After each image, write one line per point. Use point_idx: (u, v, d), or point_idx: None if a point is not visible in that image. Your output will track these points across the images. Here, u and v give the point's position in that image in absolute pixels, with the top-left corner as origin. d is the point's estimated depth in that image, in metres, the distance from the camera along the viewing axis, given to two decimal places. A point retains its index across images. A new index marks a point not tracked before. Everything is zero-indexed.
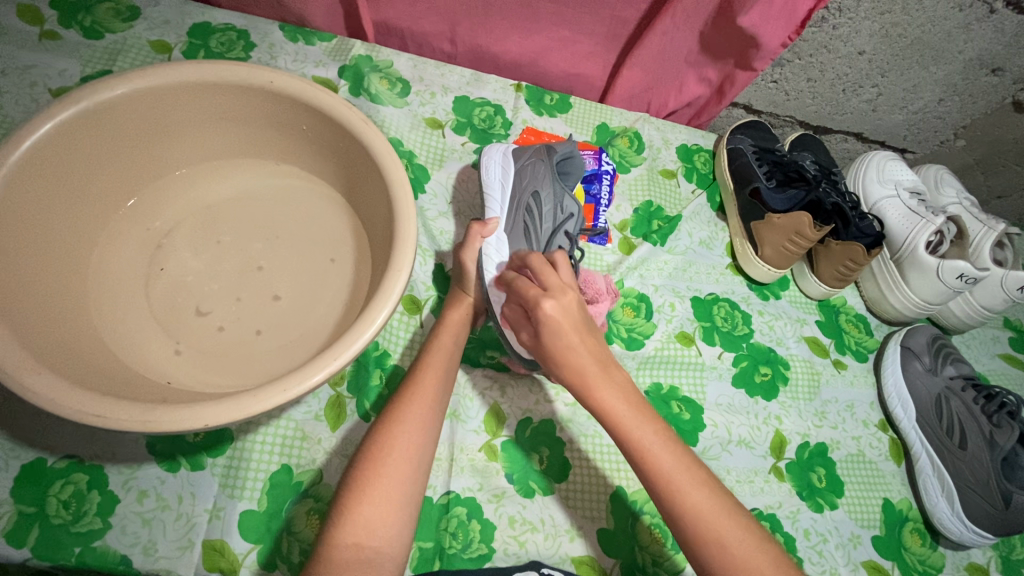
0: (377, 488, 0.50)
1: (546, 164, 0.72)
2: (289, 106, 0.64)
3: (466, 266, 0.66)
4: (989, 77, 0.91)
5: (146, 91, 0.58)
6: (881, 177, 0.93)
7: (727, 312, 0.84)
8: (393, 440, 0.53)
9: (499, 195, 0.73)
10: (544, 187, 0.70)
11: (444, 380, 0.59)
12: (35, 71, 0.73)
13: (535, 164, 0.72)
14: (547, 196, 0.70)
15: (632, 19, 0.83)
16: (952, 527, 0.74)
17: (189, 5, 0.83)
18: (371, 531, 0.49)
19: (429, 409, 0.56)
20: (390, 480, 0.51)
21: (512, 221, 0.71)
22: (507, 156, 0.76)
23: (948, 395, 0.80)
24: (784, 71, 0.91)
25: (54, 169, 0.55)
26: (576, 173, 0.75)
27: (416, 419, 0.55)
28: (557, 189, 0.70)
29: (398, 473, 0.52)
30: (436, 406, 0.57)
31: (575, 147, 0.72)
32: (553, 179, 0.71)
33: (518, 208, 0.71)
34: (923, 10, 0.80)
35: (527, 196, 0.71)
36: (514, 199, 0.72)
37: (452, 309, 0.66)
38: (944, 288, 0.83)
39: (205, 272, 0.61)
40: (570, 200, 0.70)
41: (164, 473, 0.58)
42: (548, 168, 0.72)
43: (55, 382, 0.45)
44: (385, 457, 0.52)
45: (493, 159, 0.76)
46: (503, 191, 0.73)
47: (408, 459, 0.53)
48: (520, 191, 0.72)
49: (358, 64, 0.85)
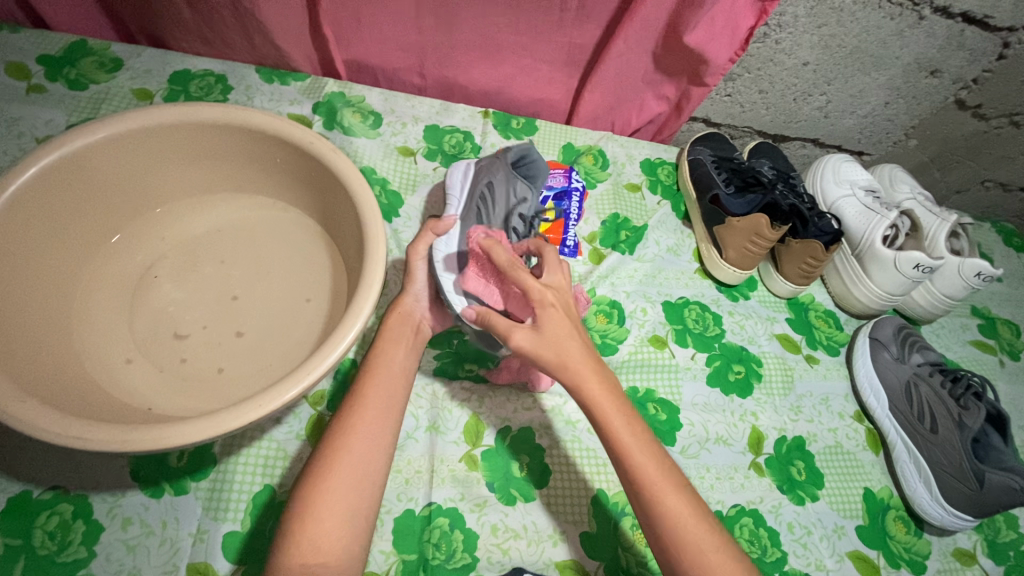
0: (324, 502, 0.49)
1: (501, 159, 0.72)
2: (262, 141, 0.67)
3: (415, 265, 0.65)
4: (930, 79, 0.96)
5: (126, 133, 0.62)
6: (838, 177, 0.97)
7: (698, 314, 0.87)
8: (342, 448, 0.52)
9: (454, 190, 0.71)
10: (498, 177, 0.71)
11: (399, 390, 0.58)
12: (23, 122, 0.77)
13: (491, 163, 0.73)
14: (502, 184, 0.70)
15: (588, 45, 0.88)
16: (933, 512, 0.76)
17: (170, 54, 0.88)
18: (319, 545, 0.48)
19: (385, 418, 0.55)
20: (343, 490, 0.50)
21: (467, 212, 0.69)
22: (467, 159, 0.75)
23: (916, 381, 0.82)
24: (736, 85, 0.96)
25: (39, 210, 0.58)
26: (539, 174, 0.74)
27: (368, 428, 0.54)
28: (511, 177, 0.71)
29: (350, 482, 0.51)
30: (400, 407, 0.57)
31: (530, 145, 0.74)
32: (508, 169, 0.72)
33: (473, 196, 0.70)
34: (857, 21, 0.85)
35: (482, 185, 0.71)
36: (469, 194, 0.71)
37: (394, 316, 0.64)
38: (903, 279, 0.86)
39: (186, 301, 0.64)
40: (523, 188, 0.71)
41: (148, 499, 0.59)
42: (503, 161, 0.72)
43: (38, 409, 0.47)
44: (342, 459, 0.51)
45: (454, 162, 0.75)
46: (460, 191, 0.71)
47: (362, 472, 0.52)
48: (474, 183, 0.71)
49: (331, 100, 0.90)
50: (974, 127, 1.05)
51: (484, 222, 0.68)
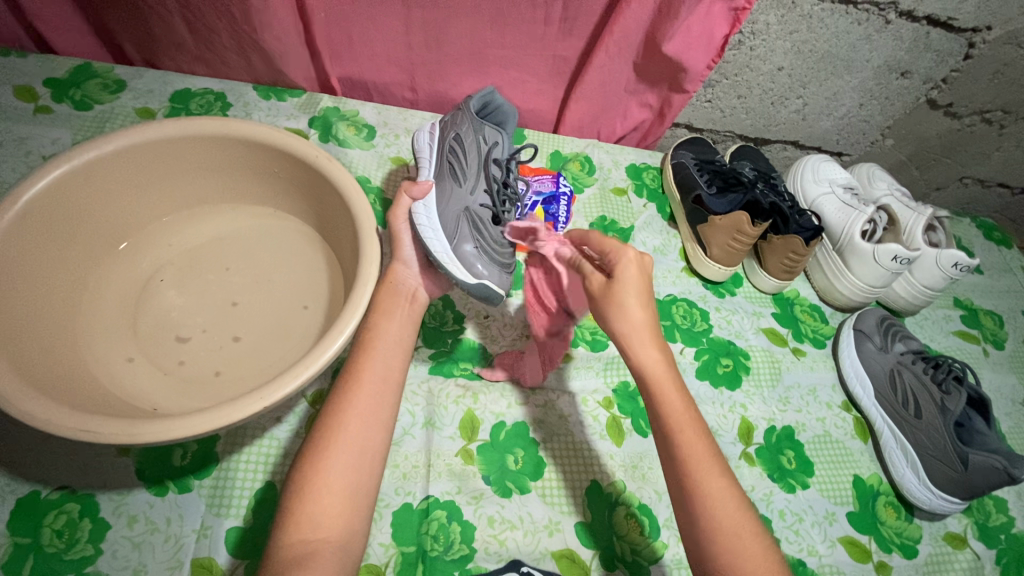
0: (330, 489, 0.51)
1: (462, 109, 0.73)
2: (261, 152, 0.71)
3: (398, 228, 0.67)
4: (901, 80, 1.00)
5: (131, 147, 0.65)
6: (817, 177, 1.00)
7: (686, 310, 0.89)
8: (343, 432, 0.53)
9: (427, 155, 0.74)
10: (462, 127, 0.71)
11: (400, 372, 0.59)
12: (30, 141, 0.81)
13: (455, 115, 0.74)
14: (467, 133, 0.71)
15: (572, 57, 0.92)
16: (921, 496, 0.77)
17: (171, 75, 0.92)
18: (327, 529, 0.49)
19: (388, 405, 0.56)
20: (348, 473, 0.52)
21: (440, 170, 0.71)
22: (434, 125, 0.76)
23: (900, 369, 0.84)
24: (715, 91, 1.01)
25: (49, 221, 0.61)
26: (507, 118, 0.76)
27: (372, 413, 0.55)
28: (475, 124, 0.72)
29: (349, 466, 0.52)
30: (397, 396, 0.58)
31: (490, 90, 0.74)
32: (470, 117, 0.72)
33: (443, 152, 0.72)
34: (827, 27, 0.89)
35: (449, 139, 0.72)
36: (439, 153, 0.73)
37: (386, 290, 0.64)
38: (882, 271, 0.89)
39: (189, 306, 0.67)
40: (490, 130, 0.72)
41: (153, 497, 0.61)
42: (466, 114, 0.73)
43: (49, 405, 0.49)
44: (342, 446, 0.53)
45: (421, 130, 0.76)
46: (432, 153, 0.74)
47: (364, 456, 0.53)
48: (442, 141, 0.73)
49: (327, 114, 0.94)
50: (948, 126, 1.09)
51: (457, 175, 0.70)
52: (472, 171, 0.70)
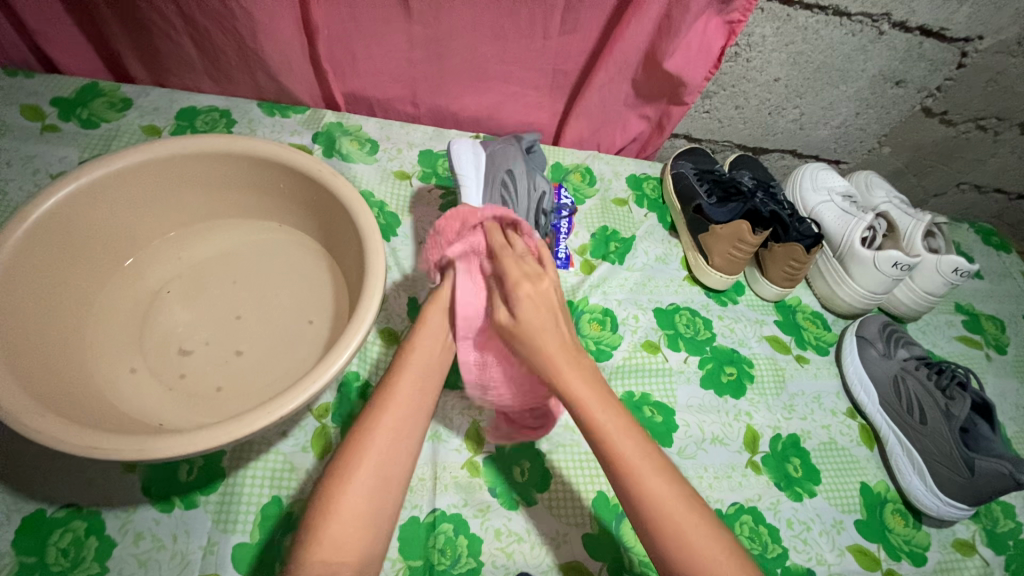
0: (341, 505, 0.50)
1: (517, 151, 0.86)
2: (267, 169, 0.72)
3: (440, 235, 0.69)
4: (896, 89, 1.01)
5: (138, 164, 0.66)
6: (815, 185, 1.01)
7: (689, 319, 0.90)
8: (361, 449, 0.53)
9: (473, 177, 0.82)
10: (516, 166, 0.83)
11: (425, 389, 0.59)
12: (37, 160, 0.81)
13: (506, 151, 0.85)
14: (519, 173, 0.82)
15: (571, 71, 0.93)
16: (928, 503, 0.77)
17: (176, 93, 0.93)
18: (340, 545, 0.49)
19: (407, 420, 0.56)
20: (361, 489, 0.51)
21: (489, 195, 0.81)
22: (477, 147, 0.86)
23: (904, 375, 0.84)
24: (713, 102, 1.02)
25: (57, 239, 0.62)
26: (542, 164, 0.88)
27: (390, 428, 0.55)
28: (528, 169, 0.83)
29: (366, 484, 0.52)
30: (417, 412, 0.57)
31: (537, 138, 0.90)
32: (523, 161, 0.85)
33: (494, 183, 0.81)
34: (822, 38, 0.91)
35: (500, 173, 0.82)
36: (488, 179, 0.82)
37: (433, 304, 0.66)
38: (884, 278, 0.89)
39: (194, 321, 0.67)
40: (538, 179, 0.83)
41: (159, 513, 0.61)
42: (517, 152, 0.86)
43: (58, 423, 0.49)
44: (354, 459, 0.53)
45: (462, 147, 0.86)
46: (477, 176, 0.82)
47: (382, 472, 0.53)
48: (493, 173, 0.83)
49: (330, 130, 0.95)
50: (944, 133, 1.11)
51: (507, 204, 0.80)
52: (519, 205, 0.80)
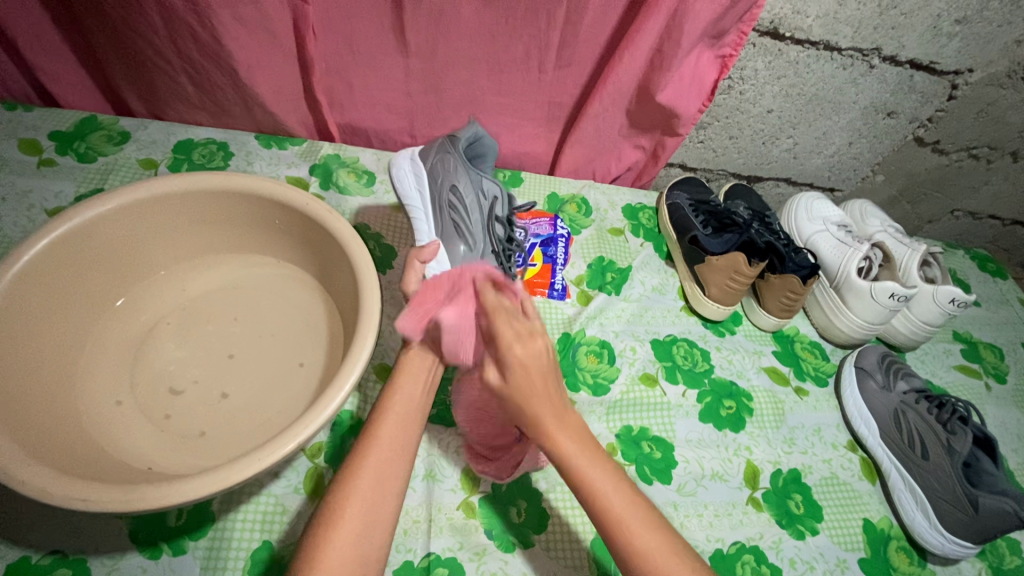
0: (330, 557, 0.49)
1: (455, 157, 0.76)
2: (262, 205, 0.72)
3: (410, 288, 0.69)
4: (888, 120, 1.02)
5: (132, 203, 0.66)
6: (810, 215, 1.02)
7: (687, 350, 0.89)
8: (350, 497, 0.52)
9: (420, 203, 0.77)
10: (461, 182, 0.75)
11: (412, 431, 0.58)
12: (33, 195, 0.81)
13: (445, 160, 0.76)
14: (465, 188, 0.75)
15: (567, 103, 0.94)
16: (933, 540, 0.76)
17: (174, 126, 0.93)
18: None
19: (397, 465, 0.55)
20: (351, 538, 0.50)
21: (439, 223, 0.75)
22: (419, 164, 0.79)
23: (904, 408, 0.84)
24: (707, 132, 1.03)
25: (49, 279, 0.61)
26: (486, 150, 0.81)
27: (380, 474, 0.54)
28: (473, 179, 0.76)
29: (356, 534, 0.51)
30: (405, 456, 0.56)
31: (478, 129, 0.78)
32: (465, 166, 0.76)
33: (442, 209, 0.75)
34: (813, 72, 0.92)
35: (446, 194, 0.75)
36: (435, 203, 0.75)
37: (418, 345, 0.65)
38: (881, 309, 0.89)
39: (187, 360, 0.66)
40: (487, 184, 0.78)
41: (146, 560, 0.59)
42: (457, 160, 0.76)
43: (45, 472, 0.49)
44: (345, 507, 0.52)
45: (405, 171, 0.79)
46: (423, 198, 0.77)
47: (372, 520, 0.52)
48: (438, 193, 0.76)
49: (327, 162, 0.96)
50: (936, 162, 1.11)
51: (460, 232, 0.74)
52: (475, 230, 0.75)
